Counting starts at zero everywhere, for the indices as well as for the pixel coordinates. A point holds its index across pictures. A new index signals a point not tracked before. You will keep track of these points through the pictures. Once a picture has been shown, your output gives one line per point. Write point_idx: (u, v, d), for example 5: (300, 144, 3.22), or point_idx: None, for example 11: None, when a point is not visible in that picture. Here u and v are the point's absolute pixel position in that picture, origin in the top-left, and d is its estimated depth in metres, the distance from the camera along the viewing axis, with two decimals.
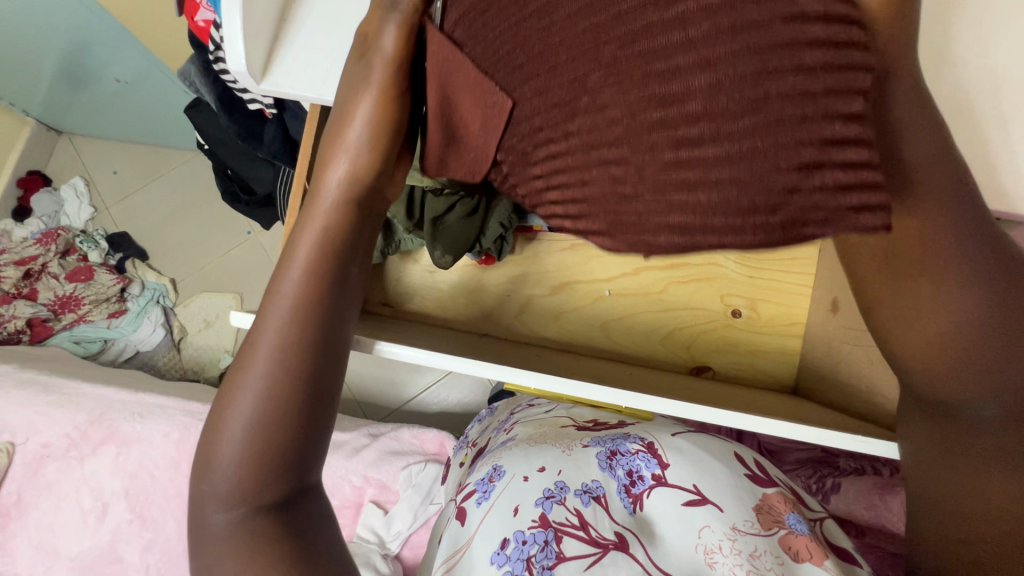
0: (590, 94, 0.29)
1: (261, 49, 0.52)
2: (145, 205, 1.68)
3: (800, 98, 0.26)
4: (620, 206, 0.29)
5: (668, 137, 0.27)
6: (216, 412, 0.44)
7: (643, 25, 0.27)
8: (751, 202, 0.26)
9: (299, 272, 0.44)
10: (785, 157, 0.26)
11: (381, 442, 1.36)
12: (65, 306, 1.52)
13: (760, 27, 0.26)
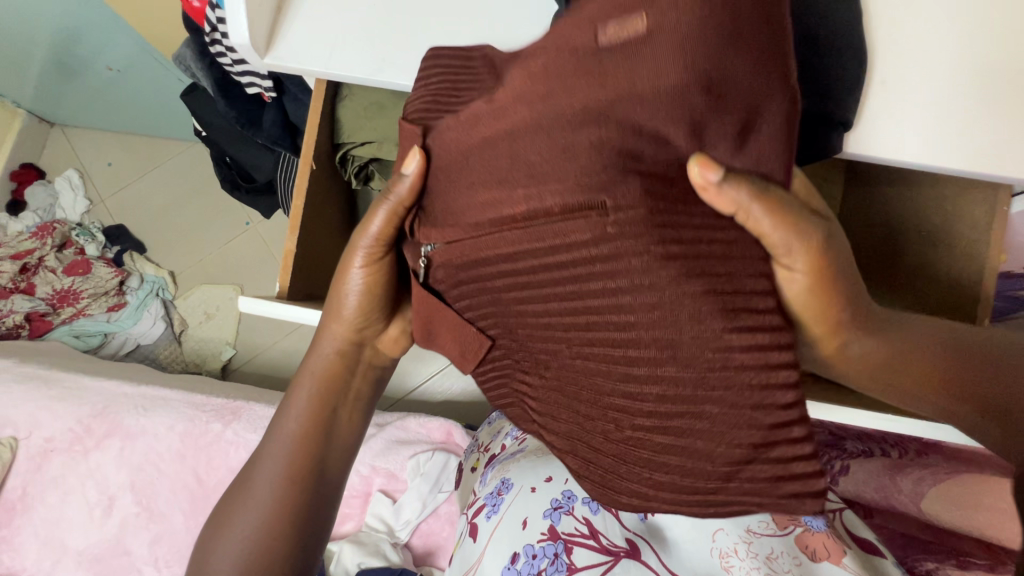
0: (560, 363, 0.38)
1: (265, 20, 0.50)
2: (143, 196, 1.66)
3: (732, 408, 0.35)
4: (594, 455, 0.38)
5: (627, 421, 0.36)
6: (216, 527, 0.53)
7: (602, 327, 0.35)
8: (694, 482, 0.36)
9: (294, 417, 0.55)
10: (717, 454, 0.35)
11: (387, 431, 1.34)
12: (64, 300, 1.50)
13: (696, 357, 0.34)
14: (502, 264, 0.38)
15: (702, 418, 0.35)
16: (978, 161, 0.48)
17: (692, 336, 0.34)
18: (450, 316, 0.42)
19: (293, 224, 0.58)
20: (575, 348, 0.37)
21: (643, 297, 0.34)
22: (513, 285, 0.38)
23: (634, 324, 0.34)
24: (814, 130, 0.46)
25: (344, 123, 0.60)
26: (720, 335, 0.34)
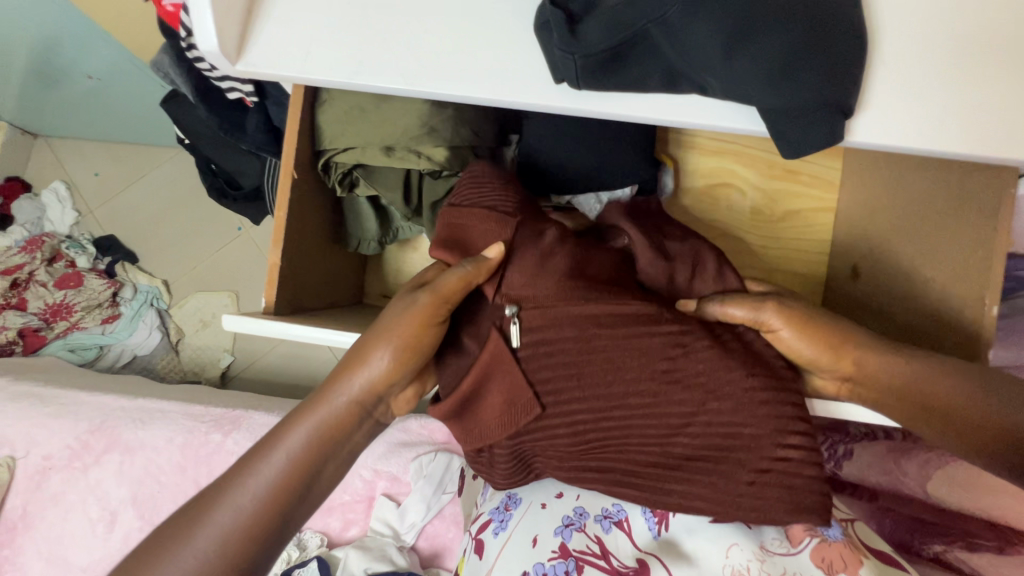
0: (634, 407, 0.54)
1: (234, 26, 0.47)
2: (131, 206, 1.63)
3: (759, 434, 0.52)
4: (656, 473, 0.54)
5: (684, 443, 0.53)
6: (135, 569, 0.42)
7: (666, 379, 0.53)
8: (733, 487, 0.52)
9: (285, 456, 0.48)
10: (749, 466, 0.52)
11: (389, 433, 1.33)
12: (56, 314, 1.47)
13: (731, 396, 0.53)
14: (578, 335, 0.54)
15: (738, 439, 0.52)
16: (981, 145, 0.46)
17: (728, 382, 0.53)
18: (516, 375, 0.54)
19: (277, 237, 0.57)
20: (641, 403, 0.53)
21: (696, 356, 0.54)
22: (585, 347, 0.54)
23: (688, 375, 0.53)
24: (816, 119, 0.43)
25: (324, 129, 0.57)
26: (744, 382, 0.53)
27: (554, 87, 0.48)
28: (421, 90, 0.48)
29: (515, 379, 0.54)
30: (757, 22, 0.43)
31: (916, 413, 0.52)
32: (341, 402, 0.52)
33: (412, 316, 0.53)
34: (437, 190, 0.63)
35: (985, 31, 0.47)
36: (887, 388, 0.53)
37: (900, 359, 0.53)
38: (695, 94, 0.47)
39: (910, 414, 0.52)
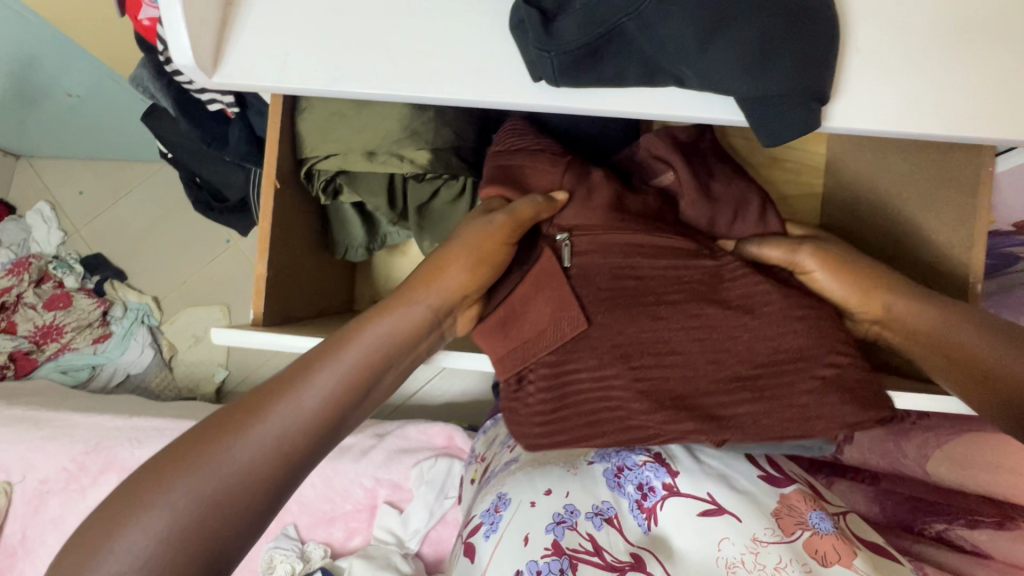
0: (684, 325, 0.56)
1: (209, 37, 0.47)
2: (118, 223, 1.61)
3: (805, 346, 0.55)
4: (710, 388, 0.55)
5: (735, 358, 0.56)
6: (214, 426, 0.41)
7: (712, 300, 0.57)
8: (782, 397, 0.55)
9: (363, 347, 0.49)
10: (798, 376, 0.55)
11: (388, 441, 1.33)
12: (47, 335, 1.46)
13: (776, 313, 0.57)
14: (626, 265, 0.58)
15: (784, 349, 0.56)
16: (958, 125, 0.46)
17: (771, 300, 0.57)
18: (569, 294, 0.56)
19: (263, 248, 0.56)
20: (688, 326, 0.56)
21: (739, 281, 0.58)
22: (632, 273, 0.58)
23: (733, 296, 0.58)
24: (793, 105, 0.43)
25: (306, 137, 0.57)
26: (788, 299, 0.57)
27: (532, 85, 0.48)
28: (400, 93, 0.48)
29: (564, 300, 0.56)
30: (732, 12, 0.43)
31: (928, 351, 0.55)
32: (414, 316, 0.53)
33: (490, 235, 0.55)
34: (422, 193, 0.63)
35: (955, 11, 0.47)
36: (914, 330, 0.56)
37: (929, 305, 0.55)
38: (673, 85, 0.47)
39: (924, 352, 0.55)
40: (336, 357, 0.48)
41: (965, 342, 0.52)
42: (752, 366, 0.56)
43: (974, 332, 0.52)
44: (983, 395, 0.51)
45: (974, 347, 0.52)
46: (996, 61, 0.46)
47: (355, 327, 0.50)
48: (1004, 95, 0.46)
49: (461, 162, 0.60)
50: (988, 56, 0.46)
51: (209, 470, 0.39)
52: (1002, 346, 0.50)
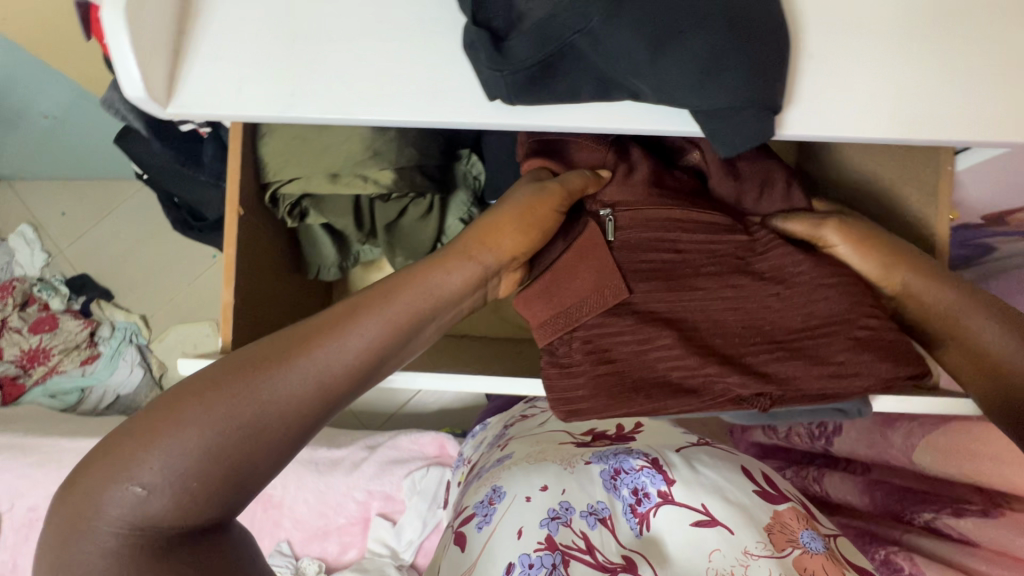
0: (722, 292, 0.57)
1: (160, 68, 0.47)
2: (101, 243, 1.60)
3: (845, 307, 0.55)
4: (750, 348, 0.55)
5: (774, 321, 0.56)
6: (239, 364, 0.38)
7: (748, 270, 0.58)
8: (824, 355, 0.54)
9: (403, 298, 0.45)
10: (839, 336, 0.54)
11: (380, 451, 1.33)
12: (34, 359, 1.45)
13: (815, 277, 0.57)
14: (662, 239, 0.58)
15: (823, 310, 0.56)
16: (916, 128, 0.46)
17: (810, 266, 0.57)
18: (610, 265, 0.56)
19: (228, 277, 0.56)
20: (723, 295, 0.57)
21: (774, 251, 0.59)
22: (668, 245, 0.58)
23: (769, 265, 0.59)
24: (747, 118, 0.44)
25: (269, 162, 0.57)
26: (827, 265, 0.57)
27: (487, 104, 0.48)
28: (355, 117, 0.48)
29: (609, 267, 0.56)
30: (682, 25, 0.43)
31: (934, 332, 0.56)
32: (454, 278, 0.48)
33: (540, 200, 0.53)
34: (389, 213, 0.63)
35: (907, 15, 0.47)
36: (925, 309, 0.56)
37: (943, 285, 0.56)
38: (628, 99, 0.47)
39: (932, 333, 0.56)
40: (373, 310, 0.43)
41: (968, 328, 0.53)
42: (791, 327, 0.56)
43: (982, 317, 0.53)
44: (981, 383, 0.52)
45: (977, 335, 0.52)
46: (950, 63, 0.47)
47: (394, 280, 0.46)
48: (963, 95, 0.46)
49: (425, 180, 0.59)
50: (942, 58, 0.47)
51: (228, 414, 0.36)
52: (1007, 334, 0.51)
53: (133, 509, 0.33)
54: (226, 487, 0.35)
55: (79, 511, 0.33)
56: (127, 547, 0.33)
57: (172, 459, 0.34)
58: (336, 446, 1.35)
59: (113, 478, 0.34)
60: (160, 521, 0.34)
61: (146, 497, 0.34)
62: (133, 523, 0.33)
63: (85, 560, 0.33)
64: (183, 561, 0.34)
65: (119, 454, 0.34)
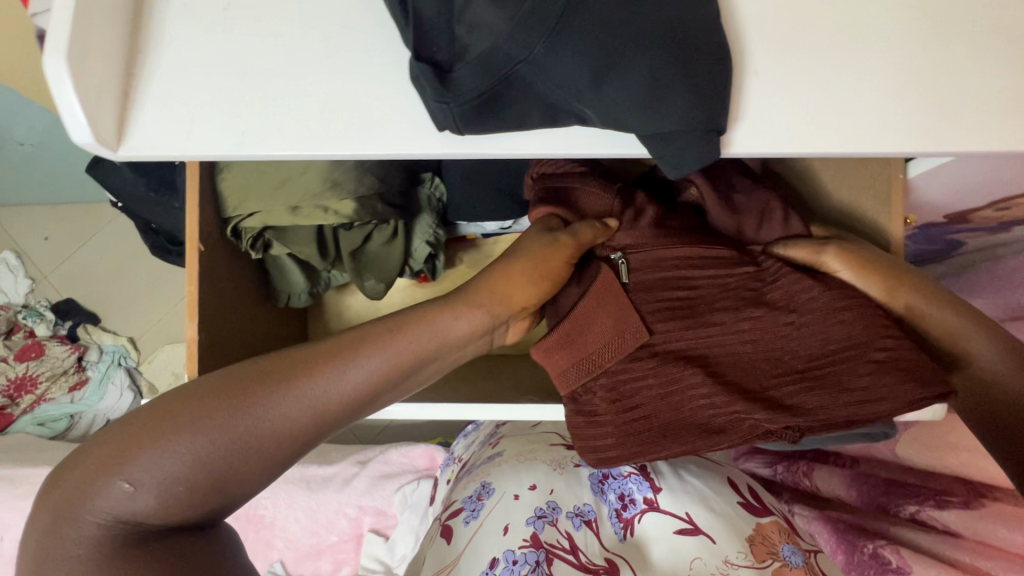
0: (734, 327, 0.57)
1: (109, 112, 0.47)
2: (84, 268, 1.57)
3: (862, 331, 0.54)
4: (768, 382, 0.54)
5: (790, 354, 0.55)
6: (238, 383, 0.40)
7: (758, 301, 0.58)
8: (846, 384, 0.52)
9: (401, 332, 0.47)
10: (859, 361, 0.52)
11: (371, 467, 1.33)
12: (20, 388, 1.44)
13: (826, 302, 0.55)
14: (670, 279, 0.59)
15: (838, 336, 0.54)
16: (862, 141, 0.47)
17: (821, 292, 0.56)
18: (625, 308, 0.57)
19: (190, 312, 0.56)
20: (738, 330, 0.56)
21: (783, 280, 0.59)
22: (677, 285, 0.59)
23: (779, 295, 0.58)
24: (692, 139, 0.45)
25: (228, 196, 0.58)
26: (841, 291, 0.56)
27: (437, 135, 0.48)
28: (306, 153, 0.48)
29: (623, 313, 0.57)
30: (623, 51, 0.43)
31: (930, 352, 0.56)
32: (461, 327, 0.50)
33: (552, 254, 0.56)
34: (353, 240, 0.63)
35: (855, 30, 0.47)
36: (925, 330, 0.56)
37: (945, 306, 0.55)
38: (577, 123, 0.48)
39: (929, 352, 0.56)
40: (375, 343, 0.45)
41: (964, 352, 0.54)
42: (808, 358, 0.54)
43: (979, 342, 0.53)
44: (971, 406, 0.53)
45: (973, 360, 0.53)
46: (896, 76, 0.47)
47: (400, 319, 0.48)
48: (910, 107, 0.47)
49: (387, 207, 0.60)
50: (889, 71, 0.47)
51: (218, 427, 0.37)
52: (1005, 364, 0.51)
53: (118, 504, 0.36)
54: (206, 493, 0.37)
55: (65, 498, 0.36)
56: (104, 540, 0.35)
57: (160, 462, 0.36)
58: (327, 463, 1.35)
59: (103, 473, 0.36)
60: (142, 517, 0.36)
61: (131, 494, 0.36)
62: (117, 517, 0.35)
63: (68, 546, 0.35)
64: (160, 551, 0.36)
65: (110, 451, 0.37)
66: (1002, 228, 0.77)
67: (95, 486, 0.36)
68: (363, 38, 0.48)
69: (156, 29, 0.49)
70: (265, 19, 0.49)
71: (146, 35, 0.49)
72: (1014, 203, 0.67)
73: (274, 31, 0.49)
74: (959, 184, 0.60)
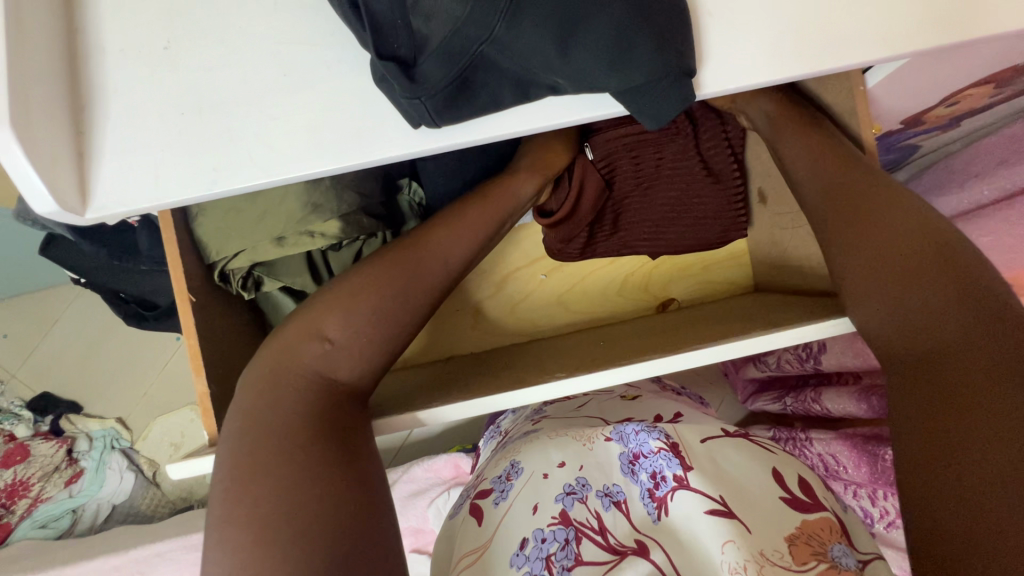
0: (659, 186, 0.78)
1: (67, 175, 0.44)
2: (54, 356, 1.49)
3: (725, 187, 0.80)
4: (661, 233, 0.79)
5: (685, 208, 0.79)
6: (382, 267, 0.56)
7: (683, 162, 0.77)
8: (705, 224, 0.80)
9: (482, 201, 0.63)
10: (717, 204, 0.80)
11: (396, 488, 1.30)
12: (13, 494, 1.36)
13: (712, 166, 0.79)
14: (622, 153, 0.77)
15: (713, 190, 0.79)
16: (825, 59, 0.48)
17: (713, 161, 0.79)
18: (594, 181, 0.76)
19: (196, 365, 0.53)
20: (664, 186, 0.78)
21: (700, 143, 0.78)
22: (627, 157, 0.77)
23: (697, 154, 0.78)
24: (663, 90, 0.45)
25: (207, 240, 0.56)
26: (726, 158, 0.79)
27: (413, 131, 0.47)
28: (283, 176, 0.46)
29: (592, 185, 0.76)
30: (581, 12, 0.44)
31: (828, 224, 0.63)
32: (525, 185, 0.66)
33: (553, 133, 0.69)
34: (343, 259, 0.64)
35: None
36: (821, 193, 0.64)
37: (840, 168, 0.64)
38: (549, 96, 0.47)
39: (829, 225, 0.63)
40: (468, 221, 0.61)
41: (861, 222, 0.60)
42: (693, 205, 0.79)
43: (869, 210, 0.60)
44: (885, 286, 0.56)
45: (874, 233, 0.58)
46: None
47: (484, 197, 0.64)
48: (864, 11, 0.48)
49: (372, 219, 0.60)
50: None
51: (380, 302, 0.54)
52: (906, 235, 0.56)
53: (320, 358, 0.53)
54: (376, 352, 0.55)
55: (287, 357, 0.53)
56: (314, 386, 0.52)
57: (345, 326, 0.53)
58: None
59: (309, 338, 0.53)
60: (333, 369, 0.53)
61: (327, 351, 0.53)
62: (323, 370, 0.53)
63: (282, 390, 0.51)
64: (347, 403, 0.53)
65: (311, 321, 0.54)
66: (952, 118, 0.81)
67: (305, 347, 0.53)
68: (318, 50, 0.47)
69: (98, 80, 0.47)
70: (212, 50, 0.47)
71: (89, 90, 0.47)
72: (964, 94, 0.71)
73: (226, 60, 0.47)
74: (914, 87, 0.63)
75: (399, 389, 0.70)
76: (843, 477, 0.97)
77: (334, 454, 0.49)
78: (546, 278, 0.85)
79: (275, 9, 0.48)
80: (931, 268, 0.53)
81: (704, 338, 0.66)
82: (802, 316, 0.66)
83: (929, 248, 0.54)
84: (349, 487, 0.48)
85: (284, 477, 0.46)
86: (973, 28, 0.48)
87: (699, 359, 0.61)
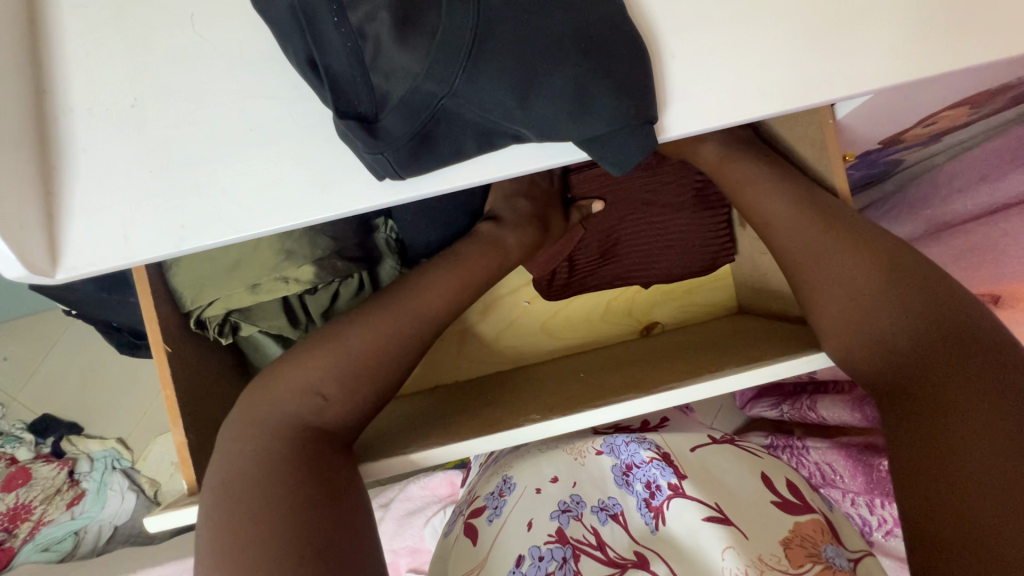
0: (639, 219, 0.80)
1: (34, 237, 0.45)
2: (54, 379, 1.49)
3: (707, 214, 0.81)
4: (645, 262, 0.81)
5: (668, 237, 0.80)
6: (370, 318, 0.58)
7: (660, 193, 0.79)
8: (690, 251, 0.81)
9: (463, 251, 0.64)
10: (699, 231, 0.81)
11: (394, 508, 1.30)
12: (15, 518, 1.37)
13: (693, 194, 0.80)
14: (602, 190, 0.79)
15: (694, 217, 0.80)
16: (789, 95, 0.47)
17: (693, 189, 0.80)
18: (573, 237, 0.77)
19: (174, 416, 0.54)
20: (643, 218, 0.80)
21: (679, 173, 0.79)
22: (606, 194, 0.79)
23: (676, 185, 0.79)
24: (628, 138, 0.46)
25: (183, 291, 0.57)
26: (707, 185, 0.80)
27: (379, 184, 0.47)
28: (251, 231, 0.47)
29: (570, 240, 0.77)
30: (540, 65, 0.44)
31: (795, 263, 0.63)
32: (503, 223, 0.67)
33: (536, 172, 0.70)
34: (321, 301, 0.64)
35: None
36: (786, 232, 0.64)
37: (797, 205, 0.63)
38: (513, 143, 0.47)
39: (794, 263, 0.63)
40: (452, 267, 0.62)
41: (827, 264, 0.60)
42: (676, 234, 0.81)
43: (836, 251, 0.60)
44: (871, 326, 0.56)
45: (845, 274, 0.59)
46: (811, 25, 0.48)
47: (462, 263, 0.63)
48: (828, 51, 0.48)
49: (346, 263, 0.61)
50: (803, 22, 0.48)
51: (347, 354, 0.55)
52: (874, 274, 0.58)
53: (310, 408, 0.54)
54: (356, 402, 0.55)
55: (269, 408, 0.53)
56: (304, 435, 0.52)
57: (341, 382, 0.54)
58: None
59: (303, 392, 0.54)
60: (324, 422, 0.54)
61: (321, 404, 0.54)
62: (313, 419, 0.53)
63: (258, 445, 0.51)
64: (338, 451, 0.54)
65: (303, 374, 0.54)
66: (933, 136, 0.82)
67: (300, 399, 0.54)
68: (283, 104, 0.48)
69: (69, 139, 0.47)
70: (177, 108, 0.48)
71: (61, 149, 0.47)
72: (941, 116, 0.71)
73: (196, 117, 0.48)
74: (887, 116, 0.64)
75: (382, 424, 0.70)
76: (840, 485, 0.96)
77: (325, 497, 0.49)
78: (529, 305, 0.85)
79: (243, 64, 0.48)
80: (904, 309, 0.55)
81: (684, 371, 0.65)
82: (784, 347, 0.65)
83: (898, 288, 0.56)
84: (343, 519, 0.49)
85: (279, 513, 0.47)
86: (937, 64, 0.48)
87: (682, 398, 0.60)
